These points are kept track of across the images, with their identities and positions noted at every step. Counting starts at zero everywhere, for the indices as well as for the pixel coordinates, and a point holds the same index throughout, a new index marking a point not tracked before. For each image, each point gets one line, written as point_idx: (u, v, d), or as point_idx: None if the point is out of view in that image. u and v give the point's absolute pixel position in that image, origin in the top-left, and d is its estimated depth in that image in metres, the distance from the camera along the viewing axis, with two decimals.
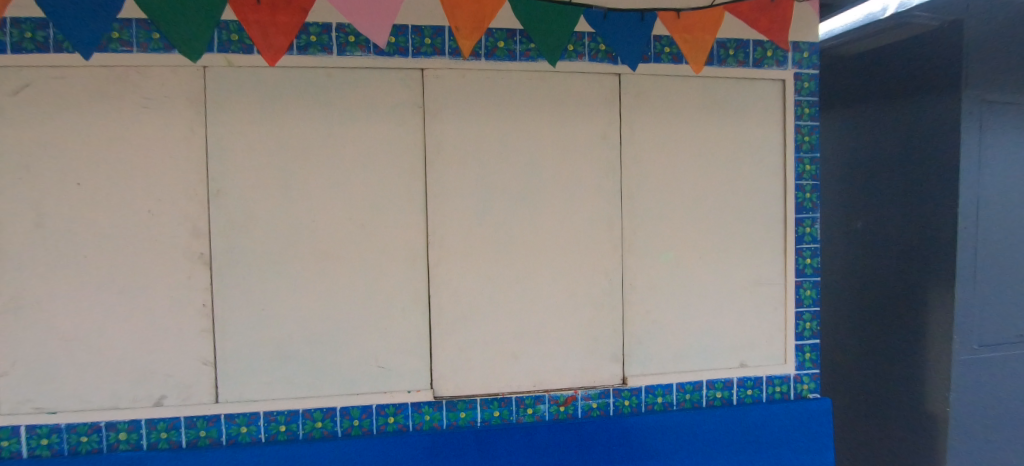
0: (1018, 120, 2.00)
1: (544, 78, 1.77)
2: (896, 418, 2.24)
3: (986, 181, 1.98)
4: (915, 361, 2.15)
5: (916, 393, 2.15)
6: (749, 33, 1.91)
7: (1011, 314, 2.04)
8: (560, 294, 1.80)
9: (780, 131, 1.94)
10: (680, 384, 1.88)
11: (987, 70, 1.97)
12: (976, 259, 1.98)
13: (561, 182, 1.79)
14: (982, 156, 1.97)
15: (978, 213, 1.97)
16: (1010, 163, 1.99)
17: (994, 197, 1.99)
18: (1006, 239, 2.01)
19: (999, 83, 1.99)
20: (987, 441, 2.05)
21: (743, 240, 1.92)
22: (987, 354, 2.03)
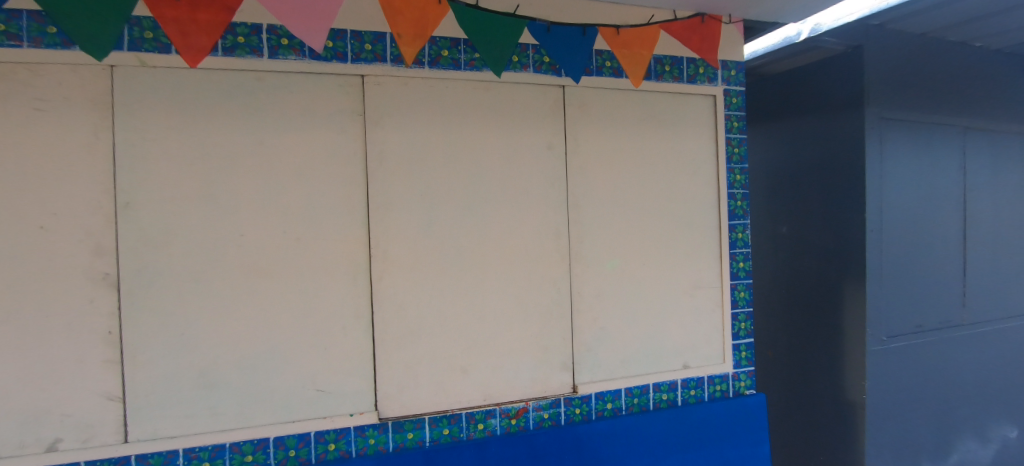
0: (906, 135, 2.41)
1: (489, 88, 1.78)
2: (821, 407, 2.56)
3: (887, 193, 2.34)
4: (836, 354, 2.48)
5: (838, 383, 2.47)
6: (683, 51, 2.05)
7: (909, 308, 2.44)
8: (509, 303, 1.79)
9: (714, 145, 2.09)
10: (628, 389, 1.94)
11: (885, 90, 2.34)
12: (882, 261, 2.34)
13: (509, 192, 1.79)
14: (884, 168, 2.33)
15: (882, 220, 2.33)
16: (903, 175, 2.39)
17: (893, 206, 2.36)
18: (902, 243, 2.39)
19: (893, 102, 2.36)
20: (896, 421, 2.41)
21: (683, 247, 2.03)
22: (894, 345, 2.39)
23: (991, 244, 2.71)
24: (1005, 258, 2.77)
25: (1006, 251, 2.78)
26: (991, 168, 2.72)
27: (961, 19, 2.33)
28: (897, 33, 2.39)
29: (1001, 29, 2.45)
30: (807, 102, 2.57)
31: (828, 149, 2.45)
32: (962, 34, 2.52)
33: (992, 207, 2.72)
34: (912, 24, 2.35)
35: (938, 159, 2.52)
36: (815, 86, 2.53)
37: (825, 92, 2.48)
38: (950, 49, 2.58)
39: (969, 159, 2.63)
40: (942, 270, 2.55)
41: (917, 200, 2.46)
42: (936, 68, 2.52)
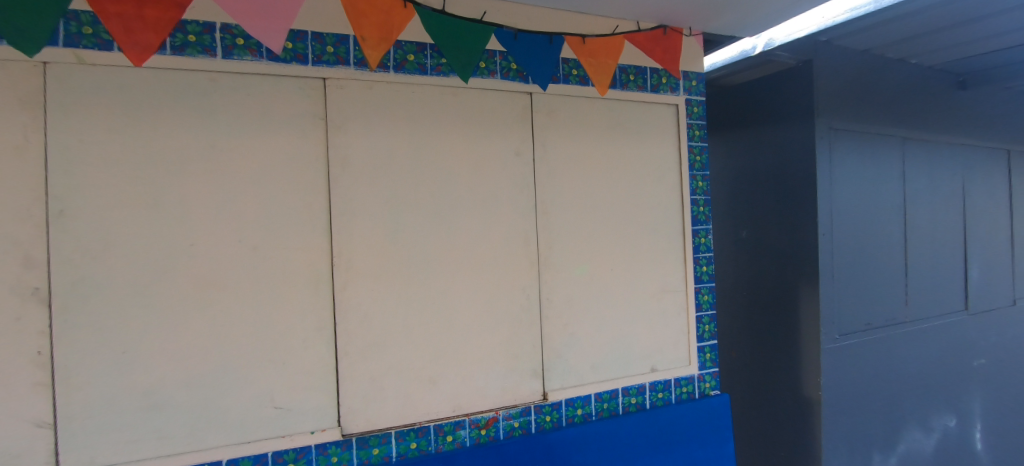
0: (851, 146, 2.60)
1: (456, 94, 1.76)
2: (783, 404, 2.70)
3: (836, 200, 2.53)
4: (794, 352, 2.63)
5: (795, 381, 2.62)
6: (646, 61, 2.14)
7: (857, 307, 2.62)
8: (478, 311, 1.78)
9: (678, 152, 2.20)
10: (598, 394, 1.99)
11: (833, 105, 2.53)
12: (833, 264, 2.52)
13: (477, 200, 1.79)
14: (833, 177, 2.52)
15: (832, 226, 2.51)
16: (849, 183, 2.59)
17: (841, 213, 2.55)
18: (849, 247, 2.58)
19: (840, 115, 2.54)
20: (847, 415, 2.57)
21: (649, 253, 2.13)
22: (845, 343, 2.56)
23: (928, 246, 2.94)
24: (940, 258, 3.00)
25: (941, 253, 3.01)
26: (928, 176, 2.94)
27: (898, 38, 2.51)
28: (839, 53, 2.57)
29: (933, 49, 2.66)
30: (763, 114, 2.73)
31: (781, 159, 2.63)
32: (900, 52, 2.71)
33: (929, 212, 2.95)
34: (853, 43, 2.55)
35: (880, 169, 2.72)
36: (770, 99, 2.69)
37: (778, 105, 2.64)
38: (888, 65, 2.78)
39: (908, 168, 2.84)
40: (886, 272, 2.74)
41: (862, 207, 2.65)
42: (876, 84, 2.71)
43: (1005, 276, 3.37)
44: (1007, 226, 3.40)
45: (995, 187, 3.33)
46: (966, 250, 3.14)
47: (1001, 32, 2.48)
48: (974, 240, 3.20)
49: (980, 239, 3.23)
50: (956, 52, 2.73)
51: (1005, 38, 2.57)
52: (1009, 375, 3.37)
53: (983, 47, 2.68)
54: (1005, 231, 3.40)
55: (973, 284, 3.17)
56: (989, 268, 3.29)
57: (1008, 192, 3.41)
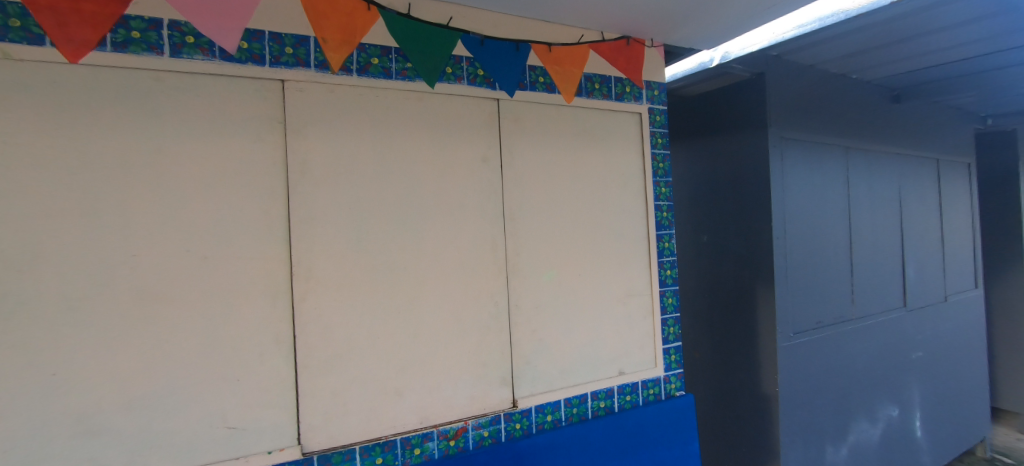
0: (801, 153, 2.73)
1: (422, 99, 1.73)
2: (743, 401, 2.77)
3: (788, 203, 2.64)
4: (752, 351, 2.71)
5: (754, 379, 2.70)
6: (610, 71, 2.17)
7: (810, 306, 2.72)
8: (445, 319, 1.75)
9: (641, 159, 2.24)
10: (567, 399, 1.98)
11: (784, 115, 2.64)
12: (785, 265, 2.62)
13: (443, 206, 1.75)
14: (784, 181, 2.63)
15: (785, 228, 2.62)
16: (799, 187, 2.71)
17: (793, 215, 2.66)
18: (801, 248, 2.70)
19: (790, 124, 2.67)
20: (802, 410, 2.66)
21: (615, 257, 2.15)
22: (799, 340, 2.66)
23: (871, 248, 3.09)
24: (882, 258, 3.17)
25: (882, 253, 3.18)
26: (869, 181, 3.11)
27: (841, 54, 2.65)
28: (787, 67, 2.70)
29: (873, 64, 2.82)
30: (722, 123, 2.81)
31: (739, 166, 2.71)
32: (842, 66, 2.86)
33: (871, 215, 3.11)
34: (802, 58, 2.68)
35: (828, 175, 2.86)
36: (727, 109, 2.79)
37: (735, 115, 2.73)
38: (832, 79, 2.93)
39: (852, 173, 3.00)
40: (836, 272, 2.87)
41: (813, 211, 2.78)
42: (822, 96, 2.85)
43: (938, 275, 3.59)
44: (939, 229, 3.63)
45: (928, 192, 3.54)
46: (904, 251, 3.33)
47: (932, 50, 2.65)
48: (911, 242, 3.40)
49: (916, 241, 3.43)
50: (893, 68, 2.90)
51: (935, 56, 2.75)
52: (945, 366, 3.58)
53: (916, 64, 2.86)
54: (938, 234, 3.62)
55: (911, 283, 3.35)
56: (925, 267, 3.49)
57: (938, 198, 3.64)
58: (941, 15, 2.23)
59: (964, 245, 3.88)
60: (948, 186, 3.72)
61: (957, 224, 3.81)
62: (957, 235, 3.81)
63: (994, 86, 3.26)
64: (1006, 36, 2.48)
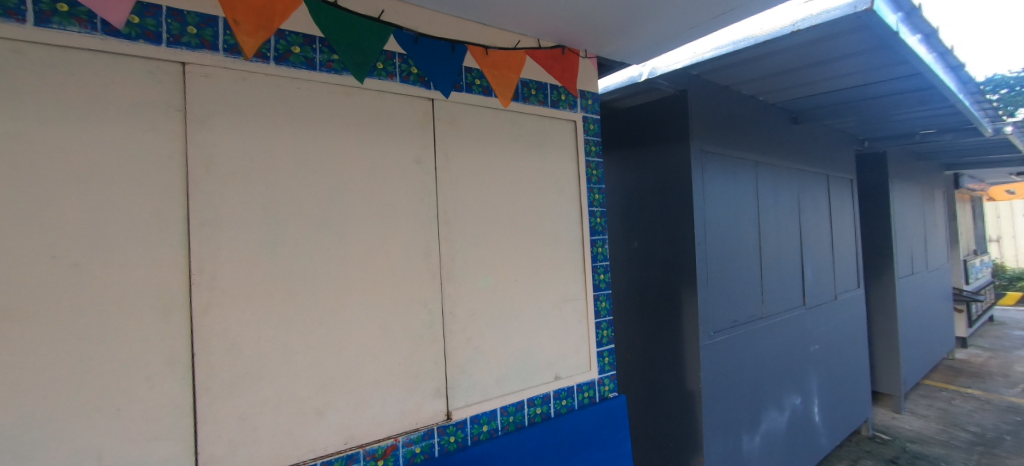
0: (717, 163, 2.87)
1: (349, 94, 1.61)
2: (669, 399, 2.85)
3: (708, 209, 2.76)
4: (677, 352, 2.79)
5: (680, 377, 2.78)
6: (546, 77, 2.16)
7: (727, 308, 2.86)
8: (373, 330, 1.63)
9: (576, 165, 2.24)
10: (503, 408, 1.92)
11: (704, 128, 2.77)
12: (707, 268, 2.73)
13: (371, 208, 1.64)
14: (705, 189, 2.75)
15: (705, 233, 2.73)
16: (718, 195, 2.84)
17: (712, 221, 2.79)
18: (719, 253, 2.83)
19: (708, 137, 2.80)
20: (720, 404, 2.78)
21: (551, 262, 2.13)
22: (718, 338, 2.78)
23: (778, 253, 3.31)
24: (787, 263, 3.40)
25: (788, 257, 3.42)
26: (776, 192, 3.33)
27: (751, 76, 2.83)
28: (704, 86, 2.82)
29: (778, 87, 3.03)
30: (650, 133, 2.89)
31: (665, 174, 2.80)
32: (750, 88, 3.04)
33: (778, 222, 3.34)
34: (719, 78, 2.82)
35: (741, 185, 3.03)
36: (653, 121, 2.87)
37: (660, 126, 2.82)
38: (742, 99, 3.10)
39: (760, 185, 3.19)
40: (749, 277, 3.04)
41: (729, 219, 2.92)
42: (735, 114, 3.03)
43: (831, 277, 3.92)
44: (831, 238, 3.98)
45: (822, 204, 3.87)
46: (804, 256, 3.60)
47: (824, 79, 2.90)
48: (810, 248, 3.69)
49: (813, 247, 3.73)
50: (794, 92, 3.14)
51: (828, 84, 3.00)
52: (839, 358, 3.92)
53: (813, 90, 3.11)
54: (830, 242, 3.96)
55: (810, 284, 3.63)
56: (821, 270, 3.80)
57: (831, 210, 3.98)
58: (834, 46, 2.43)
59: (850, 253, 4.27)
60: (838, 199, 4.09)
61: (845, 233, 4.20)
62: (845, 243, 4.19)
63: (871, 113, 3.65)
64: (884, 69, 2.76)
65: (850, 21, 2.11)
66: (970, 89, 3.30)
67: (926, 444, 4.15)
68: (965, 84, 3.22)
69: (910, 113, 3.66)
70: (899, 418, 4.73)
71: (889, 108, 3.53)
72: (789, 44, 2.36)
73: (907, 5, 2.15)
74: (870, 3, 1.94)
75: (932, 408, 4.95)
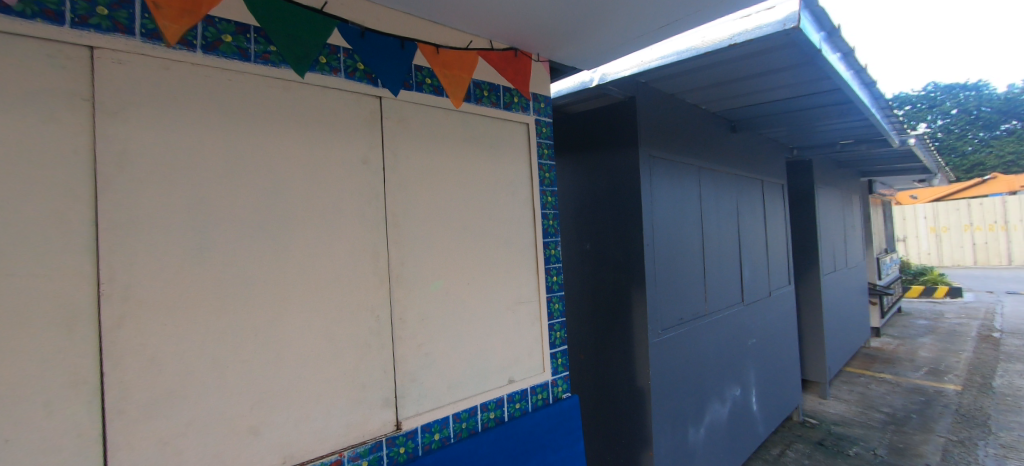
0: (663, 166, 2.93)
1: (288, 88, 1.52)
2: (621, 398, 2.88)
3: (655, 211, 2.82)
4: (628, 351, 2.82)
5: (630, 375, 2.82)
6: (498, 79, 2.12)
7: (674, 307, 2.93)
8: (314, 341, 1.53)
9: (529, 167, 2.22)
10: (455, 415, 1.86)
11: (651, 133, 2.83)
12: (654, 269, 2.79)
13: (313, 209, 1.55)
14: (652, 191, 2.81)
15: (653, 234, 2.79)
16: (664, 198, 2.90)
17: (659, 223, 2.85)
18: (665, 253, 2.89)
19: (655, 141, 2.86)
20: (668, 398, 2.84)
21: (503, 265, 2.09)
22: (665, 336, 2.83)
23: (719, 253, 3.43)
24: (728, 262, 3.53)
25: (728, 257, 3.54)
26: (716, 195, 3.45)
27: (692, 86, 2.92)
28: (650, 93, 2.88)
29: (716, 97, 3.15)
30: (601, 137, 2.92)
31: (616, 178, 2.83)
32: (691, 98, 3.14)
33: (718, 224, 3.45)
34: (665, 86, 2.89)
35: (686, 188, 3.12)
36: (603, 125, 2.90)
37: (610, 130, 2.86)
38: (685, 107, 3.19)
39: (703, 188, 3.29)
40: (693, 277, 3.13)
41: (675, 221, 2.99)
42: (680, 120, 3.11)
43: (767, 276, 4.11)
44: (766, 240, 4.17)
45: (758, 208, 4.05)
46: (743, 255, 3.75)
47: (758, 91, 3.03)
48: (748, 248, 3.84)
49: (750, 247, 3.89)
50: (731, 102, 3.27)
51: (762, 96, 3.15)
52: (774, 351, 4.12)
53: (747, 101, 3.25)
54: (766, 243, 4.15)
55: (747, 282, 3.79)
56: (757, 269, 3.97)
57: (765, 213, 4.17)
58: (766, 61, 2.54)
59: (783, 253, 4.49)
60: (772, 204, 4.29)
61: (778, 235, 4.41)
62: (778, 244, 4.41)
63: (798, 124, 3.86)
64: (809, 84, 2.92)
65: (780, 37, 2.20)
66: (882, 104, 3.59)
67: (847, 426, 4.43)
68: (877, 100, 3.49)
69: (833, 124, 3.91)
70: (824, 403, 5.01)
71: (814, 120, 3.75)
72: (726, 56, 2.44)
73: (830, 25, 2.29)
74: (798, 22, 2.03)
75: (852, 393, 5.30)
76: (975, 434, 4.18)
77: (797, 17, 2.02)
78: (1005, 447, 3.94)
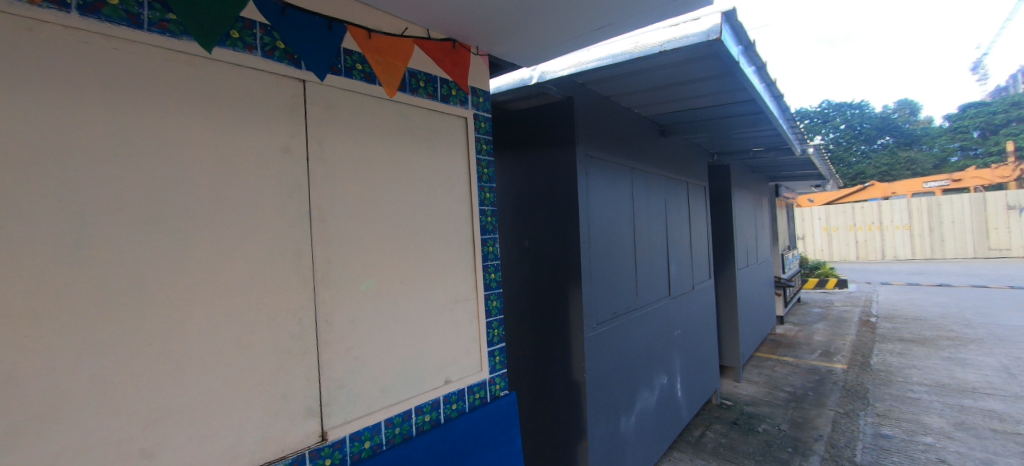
0: (599, 165, 2.95)
1: (192, 64, 1.34)
2: (558, 393, 2.86)
3: (591, 208, 2.83)
4: (565, 346, 2.81)
5: (567, 369, 2.81)
6: (436, 70, 2.02)
7: (608, 302, 2.96)
8: (224, 349, 1.38)
9: (467, 161, 2.13)
10: (388, 421, 1.74)
11: (587, 132, 2.83)
12: (590, 265, 2.80)
13: (223, 201, 1.38)
14: (588, 187, 2.82)
15: (589, 230, 2.80)
16: (599, 195, 2.93)
17: (594, 219, 2.86)
18: (600, 249, 2.91)
19: (591, 140, 2.87)
20: (602, 390, 2.87)
21: (440, 262, 1.99)
22: (600, 330, 2.86)
23: (649, 250, 3.52)
24: (657, 259, 3.63)
25: (657, 254, 3.65)
26: (647, 195, 3.53)
27: (623, 90, 2.96)
28: (588, 94, 2.88)
29: (645, 102, 3.22)
30: (539, 134, 2.88)
31: (554, 174, 2.81)
32: (623, 102, 3.18)
33: (649, 222, 3.54)
34: (599, 88, 2.90)
35: (619, 186, 3.16)
36: (542, 123, 2.87)
37: (549, 128, 2.83)
38: (619, 110, 3.22)
39: (635, 187, 3.36)
40: (626, 275, 3.18)
41: (609, 219, 3.03)
42: (614, 122, 3.14)
43: (691, 271, 4.28)
44: (691, 239, 4.34)
45: (684, 208, 4.20)
46: (670, 251, 3.87)
47: (682, 98, 3.13)
48: (675, 246, 3.98)
49: (677, 244, 4.03)
50: (658, 108, 3.36)
51: (686, 103, 3.26)
52: (697, 342, 4.31)
53: (673, 107, 3.36)
54: (690, 242, 4.32)
55: (674, 277, 3.92)
56: (683, 264, 4.13)
57: (690, 213, 4.34)
58: (690, 70, 2.62)
59: (705, 249, 4.70)
60: (696, 205, 4.48)
61: (701, 233, 4.62)
62: (701, 242, 4.61)
63: (718, 131, 4.05)
64: (727, 94, 3.06)
65: (702, 47, 2.27)
66: (791, 116, 3.85)
67: (757, 405, 4.71)
68: (786, 112, 3.73)
69: (749, 132, 4.13)
70: (738, 386, 5.31)
71: (731, 128, 3.95)
72: (654, 63, 2.49)
73: (747, 39, 2.40)
74: (720, 34, 2.09)
75: (760, 375, 5.67)
76: (858, 406, 4.61)
77: (719, 30, 2.08)
78: (881, 415, 4.38)
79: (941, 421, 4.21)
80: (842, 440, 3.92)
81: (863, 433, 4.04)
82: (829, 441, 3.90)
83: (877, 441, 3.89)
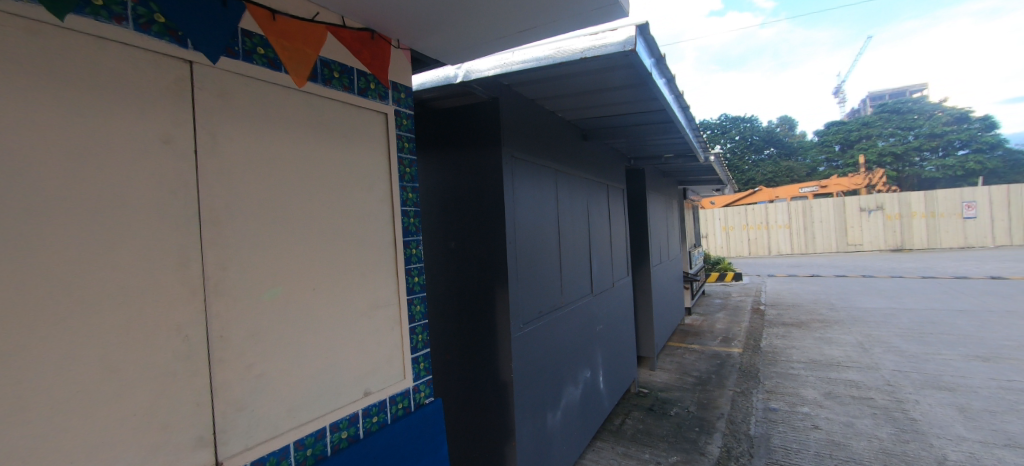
0: (524, 164, 2.90)
1: (38, 33, 1.10)
2: (484, 396, 2.78)
3: (516, 206, 2.77)
4: (491, 349, 2.73)
5: (493, 371, 2.73)
6: (352, 61, 1.85)
7: (534, 301, 2.92)
8: (87, 378, 1.14)
9: (387, 158, 1.98)
10: (298, 442, 1.56)
11: (512, 131, 2.77)
12: (516, 265, 2.74)
13: (84, 198, 1.15)
14: (513, 185, 2.76)
15: (514, 228, 2.74)
16: (525, 194, 2.88)
17: (520, 218, 2.81)
18: (526, 249, 2.86)
19: (516, 140, 2.81)
20: (529, 389, 2.82)
21: (357, 266, 1.82)
22: (526, 330, 2.81)
23: (572, 249, 3.53)
24: (579, 257, 3.65)
25: (580, 253, 3.67)
26: (570, 195, 3.53)
27: (546, 93, 2.93)
28: (512, 96, 2.82)
29: (567, 106, 3.22)
30: (464, 132, 2.77)
31: (480, 173, 2.72)
32: (546, 104, 3.16)
33: (572, 221, 3.55)
34: (524, 90, 2.85)
35: (543, 186, 3.13)
36: (467, 121, 2.76)
37: (475, 126, 2.73)
38: (542, 112, 3.19)
39: (558, 187, 3.35)
40: (551, 274, 3.16)
41: (535, 219, 2.99)
42: (537, 123, 3.10)
43: (611, 269, 4.37)
44: (611, 238, 4.42)
45: (605, 208, 4.28)
46: (592, 250, 3.91)
47: (601, 104, 3.17)
48: (596, 244, 4.04)
49: (598, 242, 4.09)
50: (579, 112, 3.38)
51: (605, 109, 3.30)
52: (616, 336, 4.41)
53: (592, 113, 3.39)
54: (610, 241, 4.40)
55: (596, 274, 3.98)
56: (604, 262, 4.19)
57: (610, 213, 4.43)
58: (608, 78, 2.64)
59: (624, 248, 4.83)
60: (615, 206, 4.57)
61: (621, 233, 4.73)
62: (621, 241, 4.72)
63: (634, 138, 4.16)
64: (642, 102, 3.13)
65: (619, 57, 2.28)
66: (697, 126, 4.04)
67: (669, 391, 4.92)
68: (694, 122, 3.91)
69: (662, 139, 4.29)
70: (652, 373, 5.52)
71: (645, 135, 4.08)
72: (573, 68, 2.47)
73: (658, 52, 2.46)
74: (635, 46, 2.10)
75: (671, 362, 5.94)
76: (751, 384, 4.95)
77: (634, 41, 2.09)
78: (769, 391, 4.73)
79: (815, 392, 4.63)
80: (739, 416, 4.18)
81: (755, 408, 4.34)
82: (728, 418, 4.14)
83: (767, 415, 4.18)
